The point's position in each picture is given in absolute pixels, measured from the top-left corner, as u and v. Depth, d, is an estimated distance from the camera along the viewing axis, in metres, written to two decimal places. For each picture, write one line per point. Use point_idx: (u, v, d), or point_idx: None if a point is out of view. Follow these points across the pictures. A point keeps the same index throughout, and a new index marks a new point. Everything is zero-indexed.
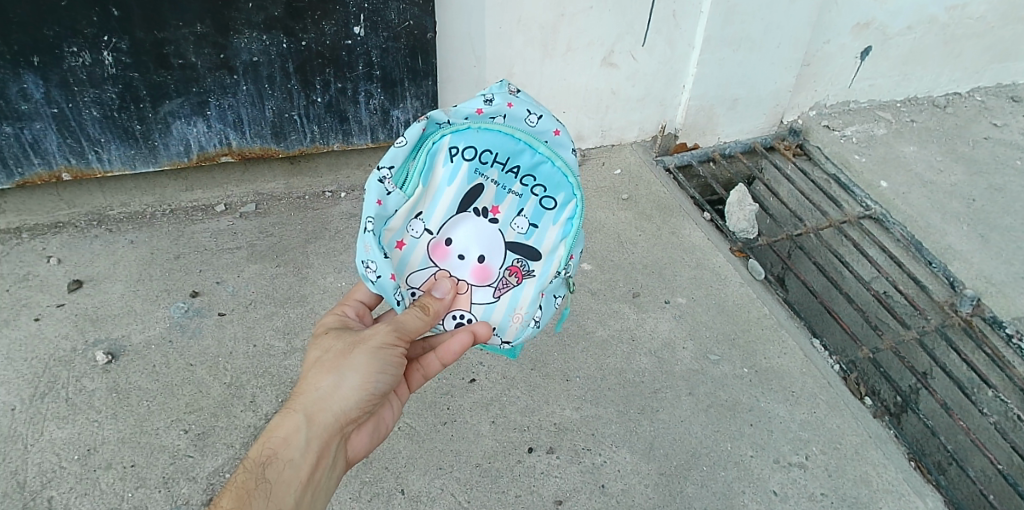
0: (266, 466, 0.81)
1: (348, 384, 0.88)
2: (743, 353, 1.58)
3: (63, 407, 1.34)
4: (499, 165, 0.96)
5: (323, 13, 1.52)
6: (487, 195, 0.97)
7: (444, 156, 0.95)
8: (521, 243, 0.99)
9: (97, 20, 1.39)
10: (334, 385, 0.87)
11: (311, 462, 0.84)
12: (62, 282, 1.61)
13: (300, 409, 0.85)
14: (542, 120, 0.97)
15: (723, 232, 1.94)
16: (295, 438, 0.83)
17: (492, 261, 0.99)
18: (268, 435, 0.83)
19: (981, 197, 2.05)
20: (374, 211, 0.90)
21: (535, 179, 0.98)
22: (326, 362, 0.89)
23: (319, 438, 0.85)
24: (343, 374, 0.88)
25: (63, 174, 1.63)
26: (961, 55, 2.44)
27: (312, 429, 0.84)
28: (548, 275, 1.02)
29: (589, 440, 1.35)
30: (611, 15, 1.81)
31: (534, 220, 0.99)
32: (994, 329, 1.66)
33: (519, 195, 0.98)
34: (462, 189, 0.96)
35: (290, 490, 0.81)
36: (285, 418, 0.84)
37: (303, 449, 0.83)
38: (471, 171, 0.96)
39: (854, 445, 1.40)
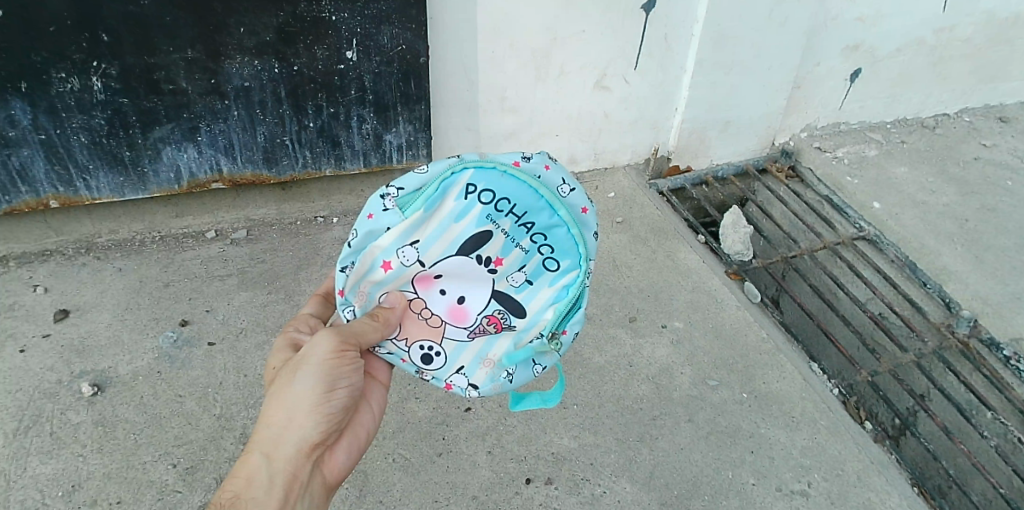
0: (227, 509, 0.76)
1: (302, 408, 0.82)
2: (742, 378, 1.56)
3: (47, 442, 1.30)
4: (512, 217, 0.92)
5: (315, 37, 1.52)
6: (494, 244, 0.93)
7: (458, 191, 0.89)
8: (510, 295, 0.97)
9: (86, 46, 1.38)
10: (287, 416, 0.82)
11: (280, 496, 0.80)
12: (48, 311, 1.58)
13: (257, 448, 0.81)
14: (574, 193, 0.94)
15: (719, 255, 1.93)
16: (257, 477, 0.79)
17: (471, 304, 0.97)
18: (228, 479, 0.79)
19: (973, 218, 2.07)
20: (363, 222, 0.90)
21: (545, 238, 0.95)
22: (273, 394, 0.83)
23: (283, 472, 0.81)
24: (290, 401, 0.82)
25: (50, 201, 1.60)
26: (949, 77, 2.47)
27: (273, 465, 0.80)
28: (529, 332, 0.98)
29: (588, 470, 1.32)
30: (603, 39, 1.82)
31: (529, 277, 0.97)
32: (992, 351, 1.65)
33: (525, 251, 0.95)
34: (470, 231, 0.91)
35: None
36: (244, 461, 0.80)
37: (267, 487, 0.79)
38: (484, 215, 0.91)
39: (856, 472, 1.38)
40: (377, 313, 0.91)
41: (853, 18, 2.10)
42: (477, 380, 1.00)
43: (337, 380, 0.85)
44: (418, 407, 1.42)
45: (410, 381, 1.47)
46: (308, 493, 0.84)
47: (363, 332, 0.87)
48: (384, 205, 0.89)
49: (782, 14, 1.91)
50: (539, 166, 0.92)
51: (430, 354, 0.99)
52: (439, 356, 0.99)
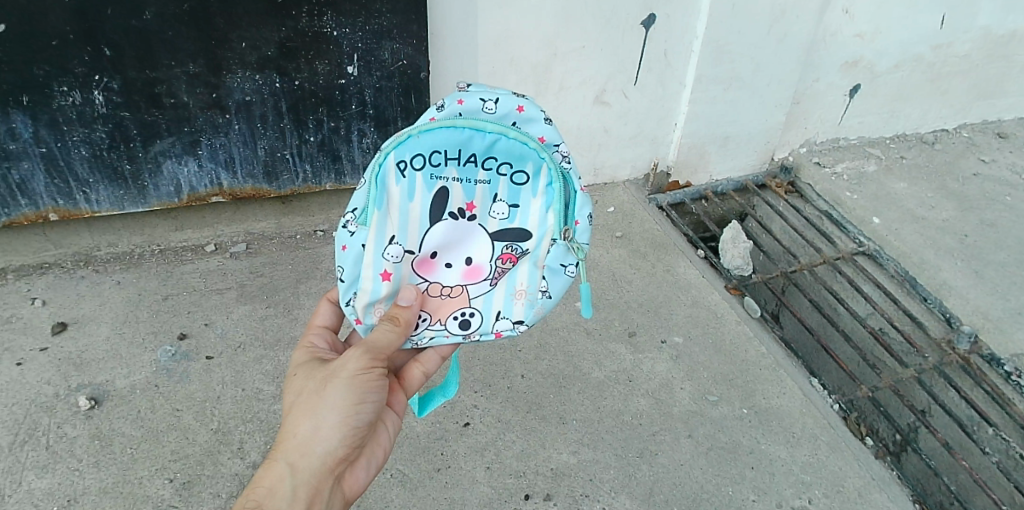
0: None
1: (330, 422, 0.82)
2: (743, 393, 1.55)
3: (42, 456, 1.29)
4: (453, 161, 0.86)
5: (316, 52, 1.53)
6: (456, 195, 0.88)
7: (394, 174, 0.86)
8: (506, 229, 0.92)
9: (88, 60, 1.39)
10: (314, 428, 0.81)
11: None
12: (46, 324, 1.57)
13: (281, 457, 0.80)
14: (500, 102, 0.85)
15: (718, 270, 1.94)
16: (280, 487, 0.77)
17: (480, 259, 0.94)
18: (251, 487, 0.78)
19: (973, 233, 2.07)
20: (342, 256, 0.91)
21: (497, 161, 0.87)
22: (302, 404, 0.83)
23: (306, 484, 0.79)
24: (319, 414, 0.81)
25: (49, 214, 1.60)
26: (947, 93, 2.48)
27: (297, 476, 0.79)
28: (541, 247, 0.94)
29: (587, 486, 1.31)
30: (603, 55, 1.84)
31: (512, 202, 0.91)
32: (993, 366, 1.65)
33: (487, 182, 0.88)
34: (427, 200, 0.88)
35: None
36: (267, 469, 0.79)
37: (289, 501, 0.77)
38: (428, 178, 0.87)
39: (857, 488, 1.37)
40: (394, 315, 0.88)
41: (851, 34, 2.12)
42: (519, 316, 0.98)
43: (364, 397, 0.85)
44: (417, 423, 1.41)
45: None
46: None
47: (386, 342, 0.87)
48: (350, 229, 0.89)
49: (781, 30, 1.93)
50: (454, 106, 0.84)
51: (466, 319, 0.97)
52: (475, 315, 0.97)
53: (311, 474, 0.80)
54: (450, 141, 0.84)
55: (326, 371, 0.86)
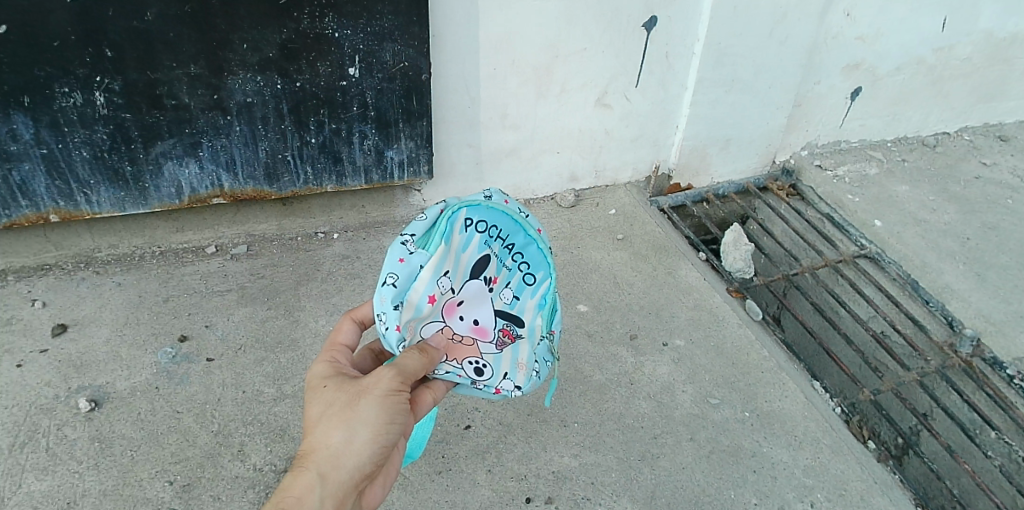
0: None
1: (361, 438, 0.82)
2: (744, 396, 1.55)
3: (42, 458, 1.28)
4: (500, 241, 1.03)
5: (318, 54, 1.53)
6: (490, 267, 1.03)
7: (461, 225, 0.98)
8: (507, 311, 1.04)
9: (90, 61, 1.39)
10: (346, 443, 0.81)
11: None
12: (46, 326, 1.57)
13: (310, 467, 0.79)
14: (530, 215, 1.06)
15: (720, 273, 1.94)
16: (309, 498, 0.77)
17: (487, 321, 1.03)
18: (278, 496, 0.77)
19: (974, 236, 2.07)
20: (398, 268, 0.92)
21: (521, 257, 1.06)
22: (333, 416, 0.82)
23: (333, 497, 0.80)
24: (352, 431, 0.82)
25: (50, 215, 1.60)
26: (949, 96, 2.48)
27: (326, 488, 0.79)
28: (534, 336, 1.06)
29: (588, 489, 1.31)
30: (604, 57, 1.84)
31: (517, 295, 1.06)
32: (995, 370, 1.65)
33: (509, 270, 1.05)
34: (474, 257, 1.00)
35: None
36: (295, 479, 0.78)
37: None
38: (482, 242, 1.01)
39: (859, 492, 1.36)
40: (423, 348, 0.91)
41: (852, 36, 2.12)
42: (519, 382, 1.01)
43: (395, 415, 0.85)
44: None
45: None
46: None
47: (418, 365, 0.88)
48: (407, 249, 0.93)
49: (782, 33, 1.93)
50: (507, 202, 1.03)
51: (479, 367, 0.99)
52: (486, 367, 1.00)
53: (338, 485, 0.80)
54: (503, 226, 1.03)
55: (356, 386, 0.86)
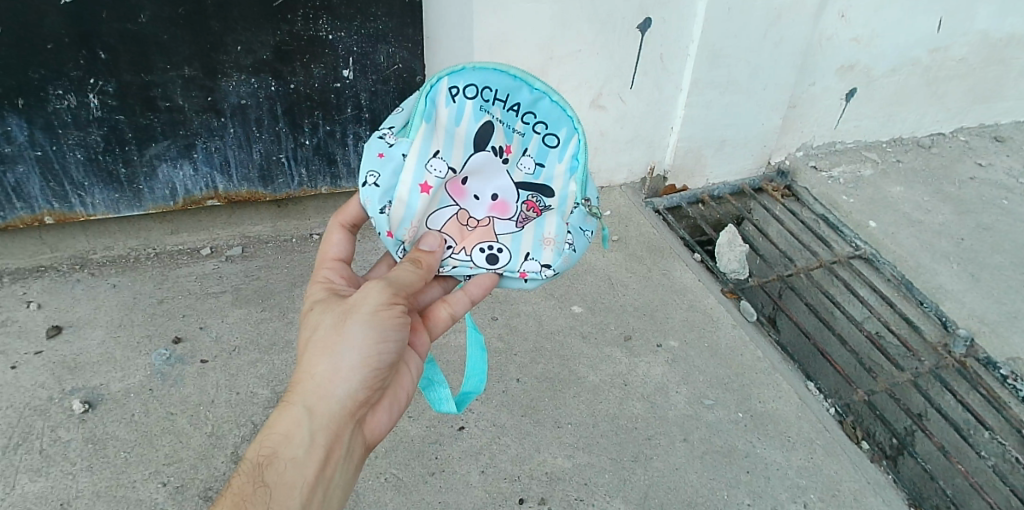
0: (267, 465, 0.77)
1: (349, 360, 0.82)
2: (738, 396, 1.55)
3: (35, 460, 1.28)
4: (500, 103, 1.01)
5: (312, 56, 1.53)
6: (498, 135, 1.02)
7: (445, 97, 1.00)
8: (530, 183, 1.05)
9: (84, 63, 1.39)
10: (334, 367, 0.81)
11: (318, 457, 0.79)
12: (41, 328, 1.57)
13: (297, 401, 0.80)
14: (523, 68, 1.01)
15: (715, 273, 1.93)
16: (296, 434, 0.78)
17: (505, 196, 1.05)
18: (268, 431, 0.79)
19: (969, 237, 2.07)
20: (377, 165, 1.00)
21: (535, 117, 1.04)
22: (319, 343, 0.83)
23: (324, 431, 0.80)
24: (339, 353, 0.81)
25: (44, 217, 1.60)
26: (944, 97, 2.49)
27: (315, 421, 0.79)
28: (565, 207, 1.07)
29: (581, 490, 1.31)
30: (599, 58, 1.84)
31: (540, 159, 1.06)
32: (989, 370, 1.65)
33: (522, 134, 1.04)
34: (472, 128, 1.01)
35: (283, 499, 0.75)
36: (282, 415, 0.79)
37: (307, 448, 0.78)
38: (476, 109, 1.01)
39: (852, 492, 1.36)
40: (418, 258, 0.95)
41: (847, 38, 2.12)
42: (547, 260, 1.06)
43: (385, 332, 0.85)
44: (410, 426, 1.40)
45: None
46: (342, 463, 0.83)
47: (408, 280, 0.90)
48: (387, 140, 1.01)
49: (777, 34, 1.93)
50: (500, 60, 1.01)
51: (495, 252, 1.05)
52: (503, 252, 1.06)
53: (329, 416, 0.81)
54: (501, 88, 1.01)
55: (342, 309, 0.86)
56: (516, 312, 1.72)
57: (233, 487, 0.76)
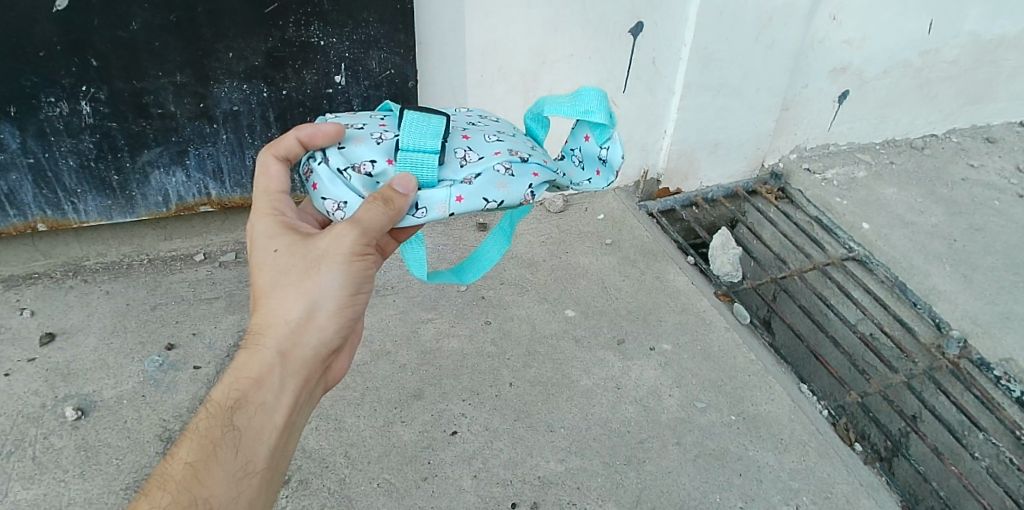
0: (236, 410, 0.78)
1: (322, 308, 0.86)
2: (731, 399, 1.55)
3: (28, 466, 1.29)
4: None
5: (304, 62, 1.54)
6: None
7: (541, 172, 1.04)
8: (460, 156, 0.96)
9: (76, 71, 1.40)
10: (305, 316, 0.85)
11: (290, 399, 0.83)
12: (35, 335, 1.57)
13: (270, 345, 0.82)
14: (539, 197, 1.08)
15: (708, 276, 1.94)
16: (270, 377, 0.81)
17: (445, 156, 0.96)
18: (235, 377, 0.81)
19: (961, 237, 2.07)
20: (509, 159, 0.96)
21: None
22: (291, 285, 0.84)
23: (299, 373, 0.85)
24: (316, 294, 0.84)
25: (38, 224, 1.60)
26: (936, 98, 2.49)
27: (287, 365, 0.83)
28: None
29: (574, 494, 1.31)
30: (591, 62, 1.84)
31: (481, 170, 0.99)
32: (982, 371, 1.66)
33: None
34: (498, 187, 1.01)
35: (260, 438, 0.79)
36: (254, 357, 0.81)
37: (276, 392, 0.82)
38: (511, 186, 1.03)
39: (845, 494, 1.37)
40: (388, 198, 0.83)
41: (839, 40, 2.13)
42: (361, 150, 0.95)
43: (354, 277, 0.86)
44: (403, 431, 1.41)
45: (396, 404, 1.47)
46: (308, 397, 0.89)
47: (382, 226, 0.83)
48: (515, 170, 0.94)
49: (768, 37, 1.94)
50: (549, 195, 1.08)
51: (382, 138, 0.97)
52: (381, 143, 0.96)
53: (299, 360, 0.85)
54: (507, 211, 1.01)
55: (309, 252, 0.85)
56: (510, 316, 1.72)
57: (199, 429, 0.77)
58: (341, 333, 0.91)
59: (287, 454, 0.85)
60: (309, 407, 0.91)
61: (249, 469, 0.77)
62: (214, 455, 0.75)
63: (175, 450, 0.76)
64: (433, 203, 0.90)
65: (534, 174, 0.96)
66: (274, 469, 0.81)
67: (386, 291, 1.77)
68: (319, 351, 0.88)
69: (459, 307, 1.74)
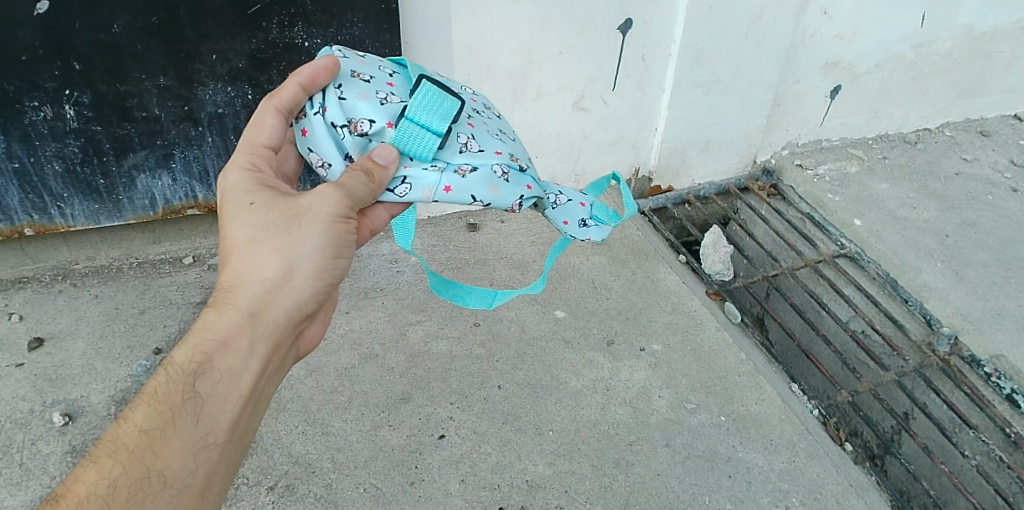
0: (198, 374, 0.75)
1: (299, 269, 0.83)
2: (721, 400, 1.55)
3: (16, 473, 1.28)
4: None
5: (288, 63, 1.52)
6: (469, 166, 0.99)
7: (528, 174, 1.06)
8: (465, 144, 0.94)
9: (58, 74, 1.38)
10: (281, 277, 0.82)
11: (258, 365, 0.81)
12: (23, 340, 1.57)
13: (241, 306, 0.80)
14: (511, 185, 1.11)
15: (699, 275, 1.93)
16: (239, 339, 0.78)
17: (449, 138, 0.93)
18: (201, 337, 0.77)
19: (954, 233, 2.06)
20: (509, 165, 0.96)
21: None
22: (268, 244, 0.81)
23: (270, 338, 0.82)
24: (294, 255, 0.82)
25: (25, 229, 1.60)
26: (929, 92, 2.48)
27: (257, 328, 0.80)
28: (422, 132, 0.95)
29: (562, 497, 1.31)
30: (580, 60, 1.83)
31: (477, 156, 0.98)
32: (972, 368, 1.65)
33: None
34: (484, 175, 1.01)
35: (223, 406, 0.76)
36: (222, 317, 0.78)
37: (244, 356, 0.79)
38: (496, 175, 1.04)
39: (835, 495, 1.36)
40: (370, 171, 0.85)
41: (831, 35, 2.11)
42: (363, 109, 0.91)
43: (337, 239, 0.86)
44: (390, 435, 1.40)
45: (384, 408, 1.46)
46: (276, 366, 0.87)
47: (363, 196, 0.84)
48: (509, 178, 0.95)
49: (759, 33, 1.92)
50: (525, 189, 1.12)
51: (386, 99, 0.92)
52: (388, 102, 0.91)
53: (271, 323, 0.82)
54: None
55: (289, 209, 0.83)
56: (499, 317, 1.72)
57: (158, 394, 0.73)
58: (316, 299, 0.89)
59: (252, 425, 0.83)
60: (277, 376, 0.89)
61: (210, 439, 0.74)
62: (172, 423, 0.71)
63: (128, 414, 0.72)
64: (420, 186, 0.91)
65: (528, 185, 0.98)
66: (236, 442, 0.79)
67: (375, 293, 1.76)
68: (291, 316, 0.85)
69: (448, 309, 1.73)
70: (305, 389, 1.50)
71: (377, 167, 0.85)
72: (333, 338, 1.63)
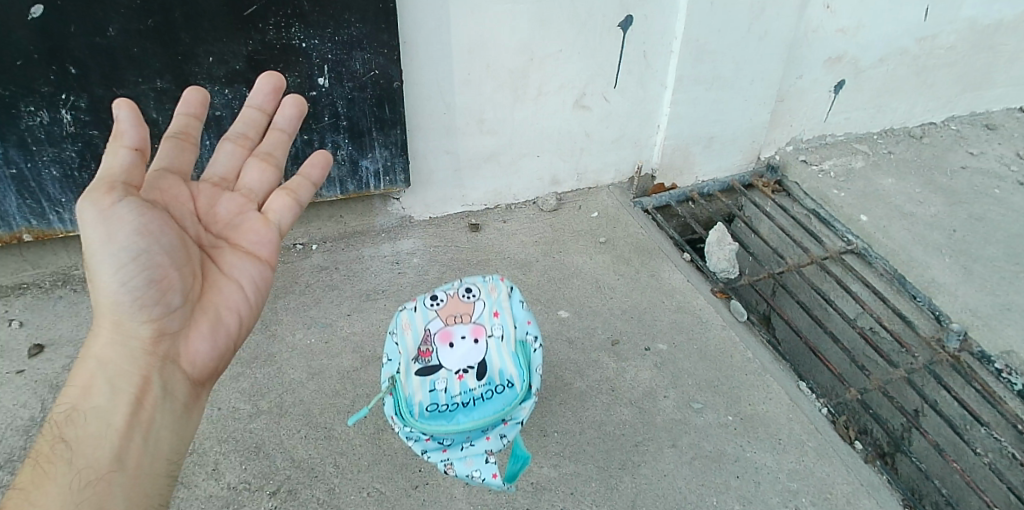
0: (66, 421, 0.82)
1: (112, 297, 0.86)
2: (728, 399, 1.53)
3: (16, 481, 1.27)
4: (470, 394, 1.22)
5: (285, 65, 1.51)
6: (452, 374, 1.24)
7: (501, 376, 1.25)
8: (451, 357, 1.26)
9: (54, 79, 1.37)
10: (107, 313, 0.87)
11: (118, 397, 0.84)
12: (23, 347, 1.56)
13: (91, 355, 0.87)
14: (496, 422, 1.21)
15: (704, 273, 1.91)
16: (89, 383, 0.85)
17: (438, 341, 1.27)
18: (69, 389, 0.86)
19: (962, 228, 2.04)
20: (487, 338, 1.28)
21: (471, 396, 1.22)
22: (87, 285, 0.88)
23: (123, 368, 0.86)
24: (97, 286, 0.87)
25: (23, 234, 1.59)
26: (934, 86, 2.45)
27: (106, 369, 0.86)
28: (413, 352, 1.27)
29: (568, 500, 1.29)
30: (581, 57, 1.81)
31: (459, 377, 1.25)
32: (983, 364, 1.62)
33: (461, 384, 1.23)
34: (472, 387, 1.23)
35: (89, 444, 0.80)
36: (82, 368, 0.87)
37: (106, 396, 0.84)
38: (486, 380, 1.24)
39: (844, 495, 1.34)
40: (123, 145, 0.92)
41: (833, 29, 2.09)
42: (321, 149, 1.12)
43: (120, 255, 0.86)
44: (393, 439, 1.39)
45: (387, 411, 1.45)
46: (168, 390, 0.88)
47: (125, 165, 0.91)
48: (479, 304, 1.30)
49: (761, 28, 1.90)
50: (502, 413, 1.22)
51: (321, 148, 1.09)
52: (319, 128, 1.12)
53: (124, 353, 0.87)
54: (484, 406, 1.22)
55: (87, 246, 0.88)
56: None
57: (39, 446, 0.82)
58: (164, 302, 0.89)
59: (155, 451, 0.84)
60: (179, 393, 0.89)
61: (84, 479, 0.77)
62: (36, 469, 0.77)
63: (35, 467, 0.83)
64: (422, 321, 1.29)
65: (496, 311, 1.29)
66: (132, 471, 0.80)
67: (376, 296, 1.75)
68: (150, 336, 0.88)
69: None
70: (307, 393, 1.48)
71: (121, 139, 0.92)
72: (335, 341, 1.61)
